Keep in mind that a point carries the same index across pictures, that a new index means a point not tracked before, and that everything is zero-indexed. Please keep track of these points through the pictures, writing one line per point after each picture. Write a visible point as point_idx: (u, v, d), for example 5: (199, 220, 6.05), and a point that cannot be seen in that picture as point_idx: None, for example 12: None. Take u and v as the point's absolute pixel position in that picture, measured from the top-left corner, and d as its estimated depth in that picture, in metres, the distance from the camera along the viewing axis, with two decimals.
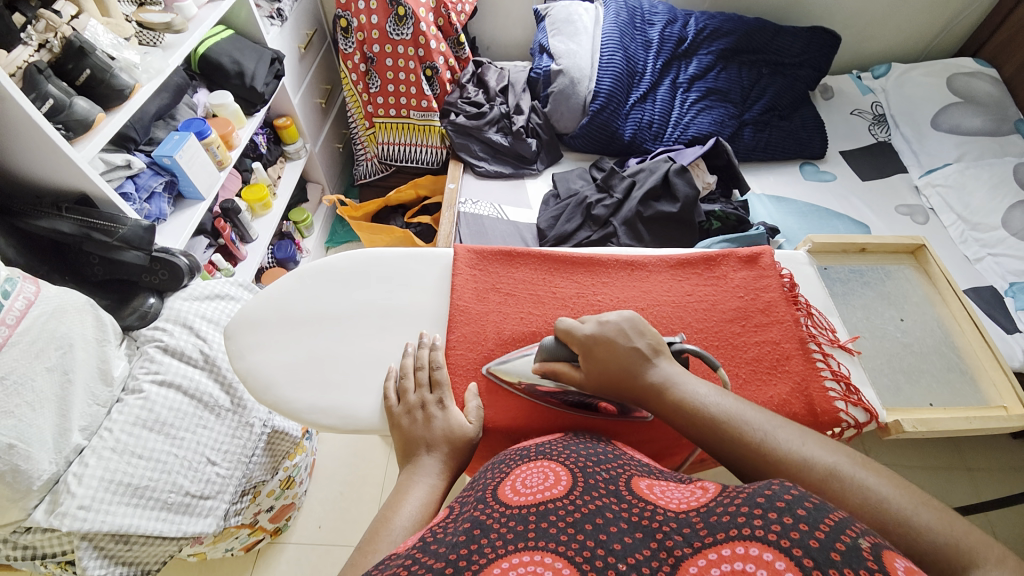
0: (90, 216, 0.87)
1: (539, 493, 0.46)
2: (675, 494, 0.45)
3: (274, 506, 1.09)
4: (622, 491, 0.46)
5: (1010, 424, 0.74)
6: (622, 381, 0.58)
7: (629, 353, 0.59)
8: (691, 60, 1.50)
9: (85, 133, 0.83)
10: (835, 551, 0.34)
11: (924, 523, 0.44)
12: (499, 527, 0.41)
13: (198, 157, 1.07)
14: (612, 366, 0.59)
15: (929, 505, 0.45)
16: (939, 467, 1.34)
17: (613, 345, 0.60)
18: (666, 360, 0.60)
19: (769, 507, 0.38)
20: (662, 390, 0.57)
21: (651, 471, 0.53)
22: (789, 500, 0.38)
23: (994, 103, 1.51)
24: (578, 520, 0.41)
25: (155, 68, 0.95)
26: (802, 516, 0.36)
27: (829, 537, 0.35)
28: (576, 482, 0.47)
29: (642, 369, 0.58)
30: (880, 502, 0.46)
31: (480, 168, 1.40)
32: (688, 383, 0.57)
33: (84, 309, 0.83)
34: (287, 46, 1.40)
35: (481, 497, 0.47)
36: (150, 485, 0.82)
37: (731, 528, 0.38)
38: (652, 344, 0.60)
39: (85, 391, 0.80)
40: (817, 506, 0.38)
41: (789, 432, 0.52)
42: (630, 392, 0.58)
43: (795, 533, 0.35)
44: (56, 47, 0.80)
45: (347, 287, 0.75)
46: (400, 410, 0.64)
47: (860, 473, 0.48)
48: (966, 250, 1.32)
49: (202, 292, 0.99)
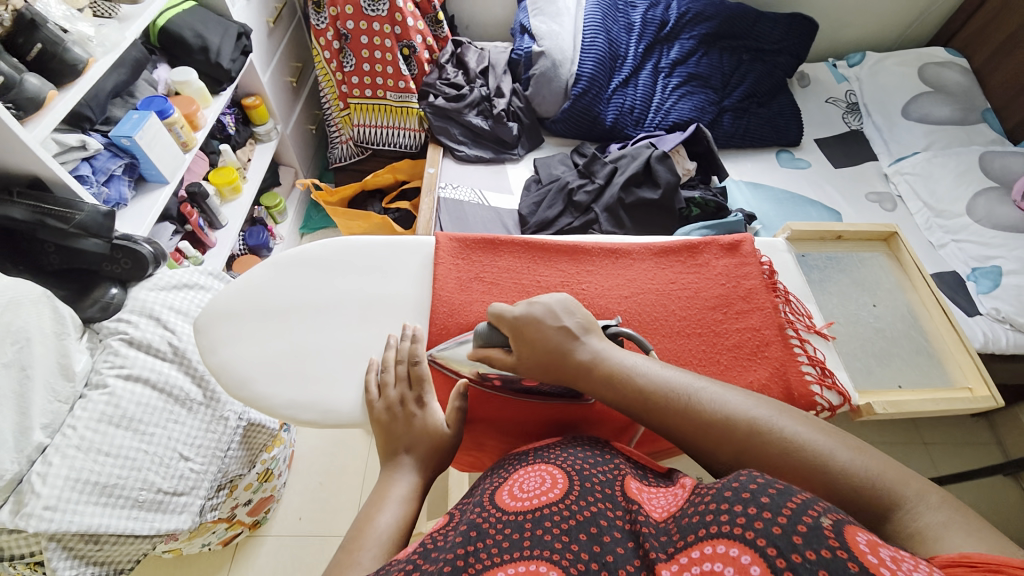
0: (44, 201, 0.81)
1: (536, 497, 0.47)
2: (660, 501, 0.47)
3: (251, 499, 1.07)
4: (617, 496, 0.47)
5: (976, 405, 0.77)
6: (554, 361, 0.59)
7: (557, 332, 0.59)
8: (673, 44, 1.49)
9: (37, 112, 0.76)
10: (797, 534, 0.34)
11: (848, 463, 0.46)
12: (495, 533, 0.43)
13: (161, 138, 1.01)
14: (542, 348, 0.59)
15: (854, 447, 0.48)
16: (900, 443, 1.41)
17: (540, 326, 0.60)
18: (596, 335, 0.61)
19: (735, 500, 0.39)
20: (593, 365, 0.58)
21: (646, 474, 0.54)
22: (753, 490, 0.39)
23: (962, 93, 1.55)
24: (572, 528, 0.43)
25: (112, 40, 0.87)
26: (765, 504, 0.37)
27: (792, 520, 0.35)
28: (571, 484, 0.48)
29: (572, 346, 0.59)
30: (807, 448, 0.48)
31: (460, 152, 1.37)
32: (619, 355, 0.58)
33: (41, 300, 0.78)
34: (255, 20, 1.32)
35: (478, 500, 0.49)
36: (119, 483, 0.78)
37: (701, 528, 0.39)
38: (580, 320, 0.61)
39: (46, 387, 0.76)
40: (781, 490, 0.38)
41: (723, 390, 0.54)
42: (565, 372, 0.59)
43: (760, 523, 0.36)
44: (7, 20, 0.74)
45: (325, 277, 0.73)
46: (380, 407, 0.63)
47: (789, 423, 0.50)
48: (931, 237, 1.37)
49: (167, 283, 0.94)
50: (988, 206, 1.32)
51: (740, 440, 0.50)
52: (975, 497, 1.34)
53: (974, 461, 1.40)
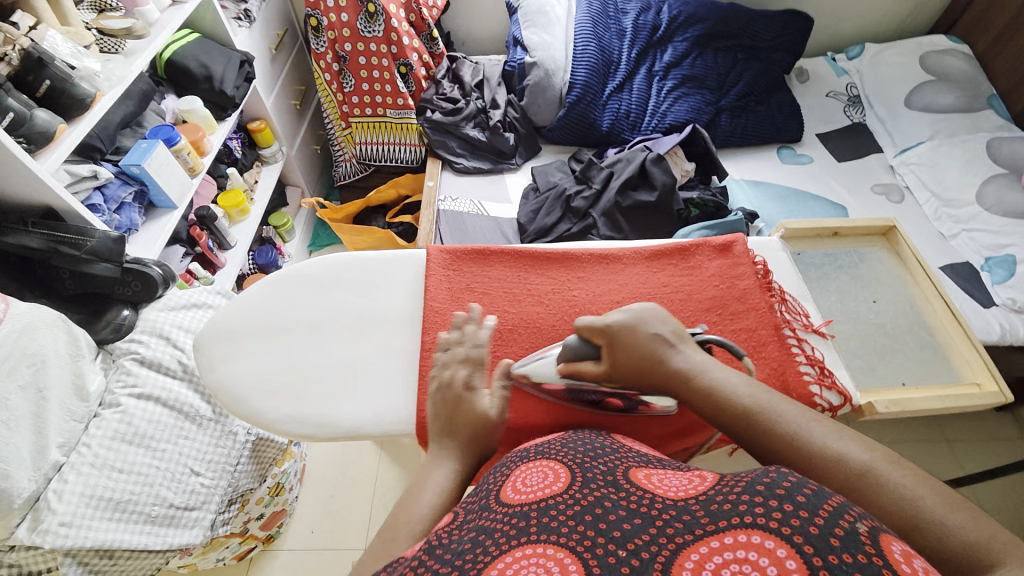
0: (57, 230, 0.85)
1: (540, 490, 0.46)
2: (672, 482, 0.46)
3: (264, 514, 1.09)
4: (620, 482, 0.46)
5: (983, 400, 0.75)
6: (648, 368, 0.61)
7: (651, 339, 0.62)
8: (667, 47, 1.50)
9: (47, 146, 0.80)
10: (834, 536, 0.34)
11: (955, 526, 0.43)
12: (504, 525, 0.42)
13: (169, 165, 1.05)
14: (638, 357, 0.62)
15: (968, 512, 0.43)
16: (920, 440, 1.36)
17: (635, 333, 0.63)
18: (690, 346, 0.63)
19: (769, 495, 0.38)
20: (687, 377, 0.60)
21: (648, 462, 0.53)
22: (787, 488, 0.39)
23: (967, 79, 1.52)
24: (577, 512, 0.42)
25: (118, 75, 0.93)
26: (802, 502, 0.37)
27: (829, 524, 0.35)
28: (574, 476, 0.48)
29: (667, 354, 0.62)
30: (909, 503, 0.45)
31: (458, 165, 1.39)
32: (715, 374, 0.59)
33: (56, 324, 0.81)
34: (257, 47, 1.37)
35: (484, 502, 0.48)
36: (131, 499, 0.81)
37: (732, 515, 0.38)
38: (674, 331, 0.64)
39: (61, 407, 0.79)
40: (816, 491, 0.38)
41: (821, 427, 0.52)
42: (659, 381, 0.61)
43: (797, 521, 0.36)
44: (15, 59, 0.78)
45: (322, 292, 0.75)
46: (434, 388, 0.64)
47: (890, 471, 0.47)
48: (941, 227, 1.34)
49: (177, 302, 0.97)
50: (997, 193, 1.29)
51: (831, 479, 0.49)
52: (1001, 494, 1.29)
53: (1000, 457, 1.35)
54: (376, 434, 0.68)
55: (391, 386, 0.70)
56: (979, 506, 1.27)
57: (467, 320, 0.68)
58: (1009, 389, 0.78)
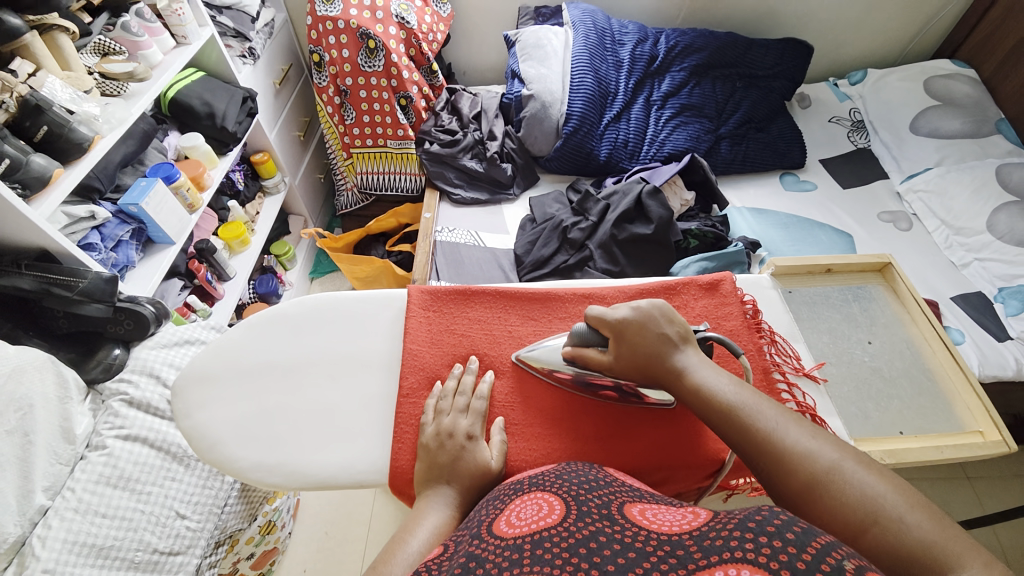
0: (51, 271, 0.86)
1: (534, 523, 0.43)
2: (666, 518, 0.43)
3: (254, 553, 1.05)
4: (615, 517, 0.43)
5: (987, 451, 0.74)
6: (646, 358, 0.62)
7: (657, 338, 0.62)
8: (664, 77, 1.50)
9: (42, 190, 0.82)
10: (820, 569, 0.32)
11: (913, 526, 0.43)
12: (495, 558, 0.39)
13: (167, 203, 1.07)
14: (642, 348, 0.62)
15: (930, 513, 0.44)
16: (939, 478, 1.30)
17: (642, 330, 0.63)
18: (692, 348, 0.63)
19: (759, 531, 0.36)
20: (681, 373, 0.61)
21: (643, 496, 0.51)
22: (778, 524, 0.36)
23: (974, 104, 1.49)
24: (571, 544, 0.39)
25: (117, 117, 0.96)
26: (790, 539, 0.35)
27: (815, 558, 0.33)
28: (569, 509, 0.45)
29: (668, 351, 0.62)
30: (871, 500, 0.46)
31: (456, 196, 1.40)
32: (709, 373, 0.60)
33: (45, 366, 0.82)
34: (260, 83, 1.40)
35: (475, 531, 0.45)
36: (115, 544, 0.78)
37: (724, 550, 0.35)
38: (682, 333, 0.64)
39: (47, 450, 0.78)
40: (806, 529, 0.36)
41: (798, 429, 0.53)
42: (653, 372, 0.62)
43: (784, 555, 0.33)
44: (13, 106, 0.80)
45: (303, 334, 0.74)
46: (430, 432, 0.64)
47: (857, 471, 0.48)
48: (952, 256, 1.29)
49: (169, 339, 0.99)
50: (1010, 222, 1.25)
51: (798, 471, 0.50)
52: None
53: None
54: (355, 483, 0.66)
55: (370, 433, 0.68)
56: (1006, 553, 1.19)
57: (465, 372, 0.70)
58: (1013, 438, 0.76)
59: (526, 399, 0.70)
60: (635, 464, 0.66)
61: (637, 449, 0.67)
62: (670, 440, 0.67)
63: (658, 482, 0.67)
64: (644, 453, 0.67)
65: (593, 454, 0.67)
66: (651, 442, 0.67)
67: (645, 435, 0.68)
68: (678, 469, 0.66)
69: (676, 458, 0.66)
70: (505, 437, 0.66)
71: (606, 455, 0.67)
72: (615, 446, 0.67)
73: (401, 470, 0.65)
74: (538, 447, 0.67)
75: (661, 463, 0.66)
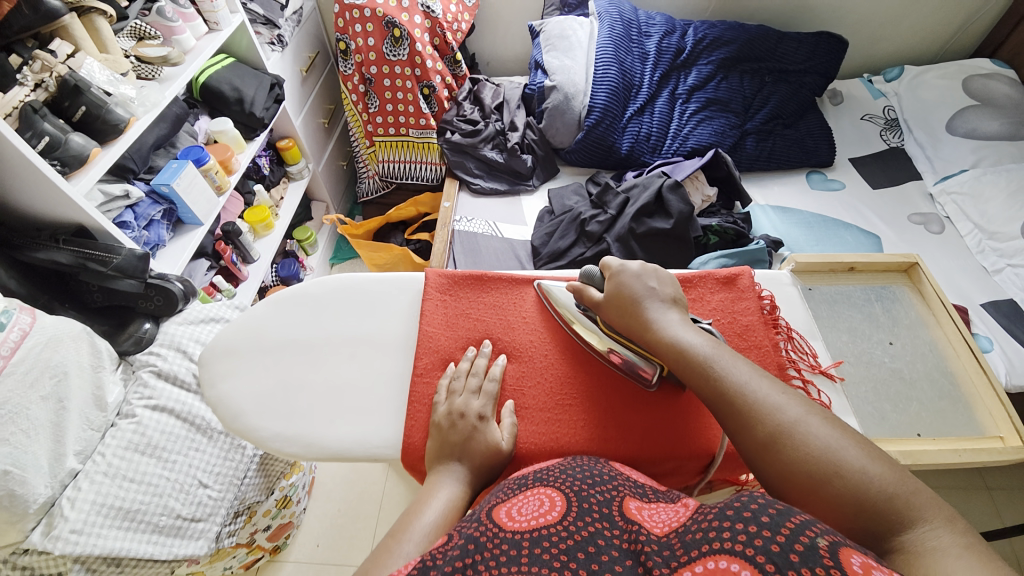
0: (86, 247, 0.90)
1: (534, 519, 0.44)
2: (661, 516, 0.44)
3: (271, 525, 1.08)
4: (614, 515, 0.44)
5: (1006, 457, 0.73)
6: (631, 314, 0.65)
7: (645, 293, 0.65)
8: (690, 70, 1.47)
9: (80, 168, 0.85)
10: (794, 553, 0.33)
11: (873, 477, 0.45)
12: (493, 548, 0.40)
13: (197, 184, 1.10)
14: (629, 300, 0.65)
15: (888, 465, 0.46)
16: (959, 487, 1.26)
17: (634, 283, 0.66)
18: (677, 309, 0.65)
19: (738, 518, 0.37)
20: (661, 330, 0.62)
21: (645, 493, 0.51)
22: (756, 510, 0.37)
23: (1014, 105, 1.43)
24: (570, 547, 0.40)
25: (151, 100, 0.99)
26: (767, 523, 0.36)
27: (790, 540, 0.34)
28: (570, 506, 0.45)
29: (653, 306, 0.64)
30: (833, 453, 0.47)
31: (474, 185, 1.41)
32: (685, 330, 0.61)
33: (80, 337, 0.86)
34: (288, 70, 1.43)
35: (476, 517, 0.46)
36: (141, 509, 0.81)
37: (705, 542, 0.36)
38: (671, 293, 0.65)
39: (80, 416, 0.82)
40: (783, 510, 0.37)
41: (769, 384, 0.54)
42: (636, 326, 0.64)
43: (759, 539, 0.34)
44: (52, 85, 0.84)
45: (323, 313, 0.76)
46: (442, 412, 0.65)
47: (819, 425, 0.49)
48: (983, 261, 1.25)
49: (195, 316, 1.03)
50: None
51: (764, 424, 0.51)
52: None
53: None
54: (369, 458, 0.68)
55: (385, 411, 0.70)
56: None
57: (478, 356, 0.71)
58: None
59: (537, 382, 0.71)
60: (639, 452, 0.66)
61: (642, 438, 0.67)
62: (670, 429, 0.67)
63: (663, 472, 0.67)
64: (651, 442, 0.67)
65: (599, 440, 0.67)
66: (655, 431, 0.67)
67: (653, 423, 0.68)
68: (681, 461, 0.66)
69: (684, 449, 0.66)
70: (515, 420, 0.67)
71: (615, 440, 0.67)
72: (620, 433, 0.68)
73: (413, 446, 0.66)
74: (548, 430, 0.68)
75: (667, 453, 0.66)
